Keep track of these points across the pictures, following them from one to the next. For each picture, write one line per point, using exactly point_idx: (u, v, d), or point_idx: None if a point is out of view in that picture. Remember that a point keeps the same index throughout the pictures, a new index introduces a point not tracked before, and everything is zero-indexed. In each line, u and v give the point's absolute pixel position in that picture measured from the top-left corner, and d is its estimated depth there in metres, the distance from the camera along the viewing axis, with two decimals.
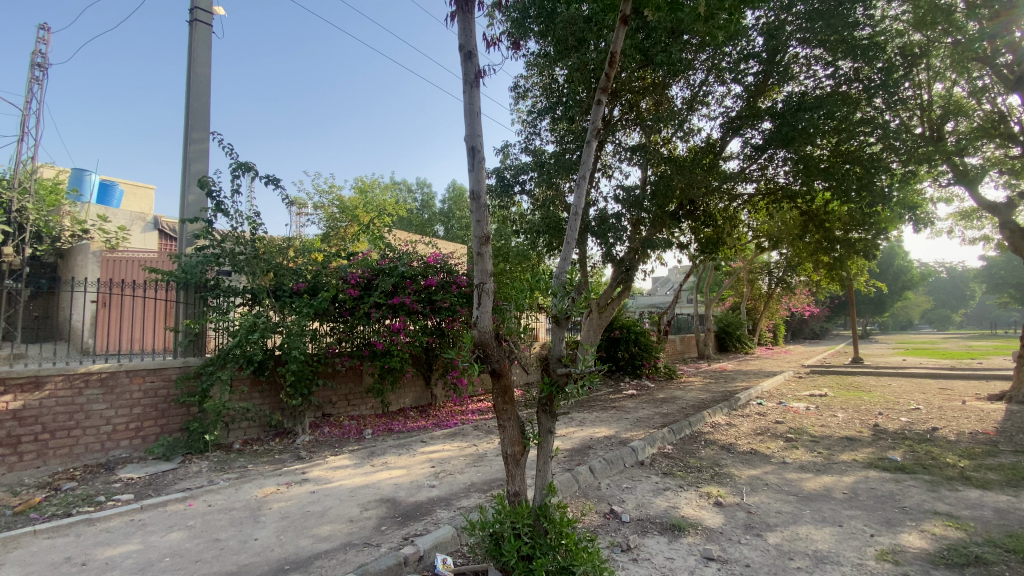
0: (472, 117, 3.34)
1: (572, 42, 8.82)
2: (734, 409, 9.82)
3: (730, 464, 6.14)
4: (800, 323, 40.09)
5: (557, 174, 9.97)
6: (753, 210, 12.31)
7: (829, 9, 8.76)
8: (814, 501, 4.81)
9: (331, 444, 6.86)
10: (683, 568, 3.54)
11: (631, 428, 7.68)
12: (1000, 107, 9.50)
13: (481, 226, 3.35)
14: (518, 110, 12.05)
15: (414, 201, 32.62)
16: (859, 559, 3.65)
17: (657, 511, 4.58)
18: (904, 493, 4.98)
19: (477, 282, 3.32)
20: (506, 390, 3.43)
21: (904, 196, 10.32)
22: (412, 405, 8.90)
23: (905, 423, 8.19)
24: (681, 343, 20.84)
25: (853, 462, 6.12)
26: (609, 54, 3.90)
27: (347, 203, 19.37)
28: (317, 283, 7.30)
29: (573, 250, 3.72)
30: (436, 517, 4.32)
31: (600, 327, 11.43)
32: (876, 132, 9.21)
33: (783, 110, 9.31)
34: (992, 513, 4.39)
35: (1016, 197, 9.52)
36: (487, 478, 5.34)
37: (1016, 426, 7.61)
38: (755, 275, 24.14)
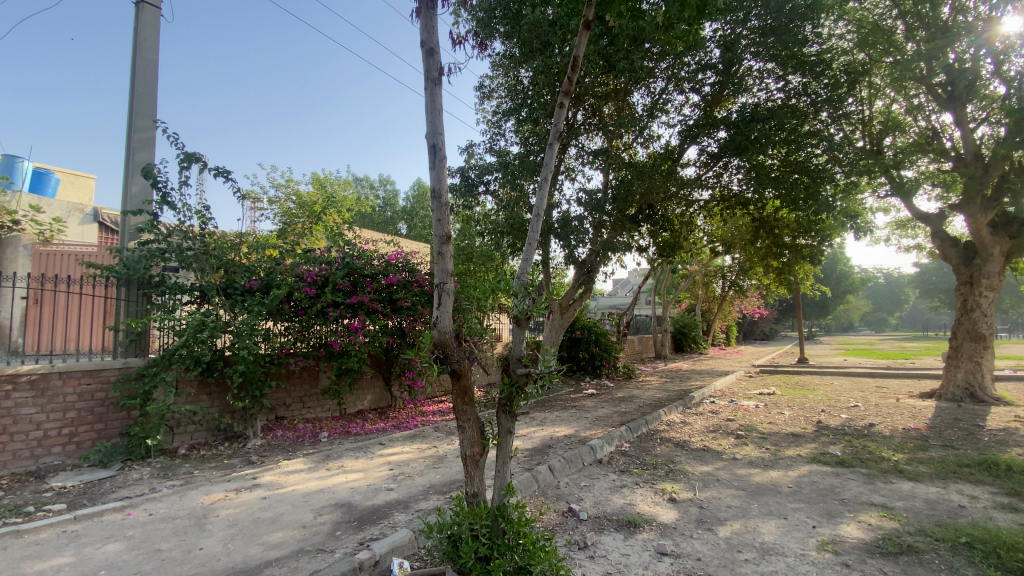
0: (433, 114, 3.28)
1: (537, 45, 8.92)
2: (688, 407, 10.10)
3: (684, 460, 6.31)
4: (751, 325, 41.82)
5: (521, 175, 9.96)
6: (708, 215, 12.71)
7: (781, 25, 9.14)
8: (762, 496, 5.00)
9: (284, 448, 6.60)
10: (637, 564, 3.59)
11: (590, 426, 7.76)
12: (934, 124, 10.22)
13: (441, 226, 3.28)
14: (483, 110, 12.03)
15: (378, 198, 31.87)
16: (801, 550, 3.80)
17: (614, 509, 4.64)
18: (844, 486, 5.24)
19: (438, 281, 3.24)
20: (466, 390, 3.38)
21: (848, 205, 10.88)
22: (370, 407, 8.70)
23: (845, 420, 8.67)
24: (639, 344, 21.32)
25: (797, 457, 6.41)
26: (572, 58, 3.90)
27: (306, 198, 18.78)
28: (270, 281, 6.99)
29: (535, 251, 3.70)
30: (393, 521, 4.22)
31: (561, 327, 11.56)
32: (822, 144, 9.74)
33: (737, 120, 9.66)
34: (922, 504, 4.68)
35: (945, 209, 10.24)
36: (446, 480, 5.26)
37: (944, 423, 8.17)
38: (709, 278, 25.02)
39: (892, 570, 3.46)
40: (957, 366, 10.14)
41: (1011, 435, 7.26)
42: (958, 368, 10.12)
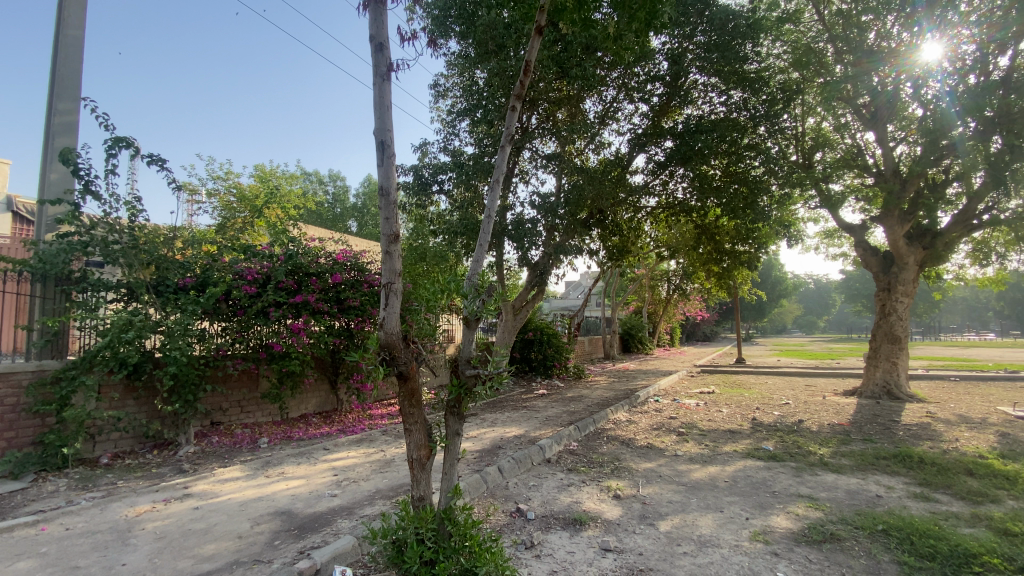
0: (382, 110, 3.19)
1: (492, 47, 8.93)
2: (634, 405, 10.42)
3: (629, 458, 6.48)
4: (693, 326, 43.69)
5: (474, 176, 9.92)
6: (655, 222, 13.14)
7: (724, 42, 9.59)
8: (701, 490, 5.21)
9: (219, 455, 6.23)
10: (582, 561, 3.64)
11: (539, 426, 7.82)
12: (858, 142, 11.05)
13: (389, 225, 3.19)
14: (437, 108, 11.91)
15: (326, 194, 30.75)
16: (736, 541, 3.99)
17: (561, 507, 4.69)
18: (775, 480, 5.55)
19: (385, 281, 3.16)
20: (414, 393, 3.32)
21: (781, 215, 11.57)
22: (314, 411, 8.37)
23: (777, 416, 9.19)
24: (589, 344, 21.74)
25: (734, 452, 6.73)
26: (524, 63, 3.91)
27: (247, 192, 17.84)
28: (206, 278, 6.60)
29: (486, 253, 3.68)
30: (336, 528, 4.06)
31: (514, 328, 11.63)
32: (760, 156, 10.31)
33: (682, 131, 10.08)
34: (844, 494, 5.03)
35: (867, 221, 11.08)
36: (393, 484, 5.13)
37: (864, 419, 8.83)
38: (655, 282, 25.90)
39: (817, 557, 3.69)
40: (876, 366, 10.97)
41: (921, 429, 7.93)
42: (877, 368, 10.95)
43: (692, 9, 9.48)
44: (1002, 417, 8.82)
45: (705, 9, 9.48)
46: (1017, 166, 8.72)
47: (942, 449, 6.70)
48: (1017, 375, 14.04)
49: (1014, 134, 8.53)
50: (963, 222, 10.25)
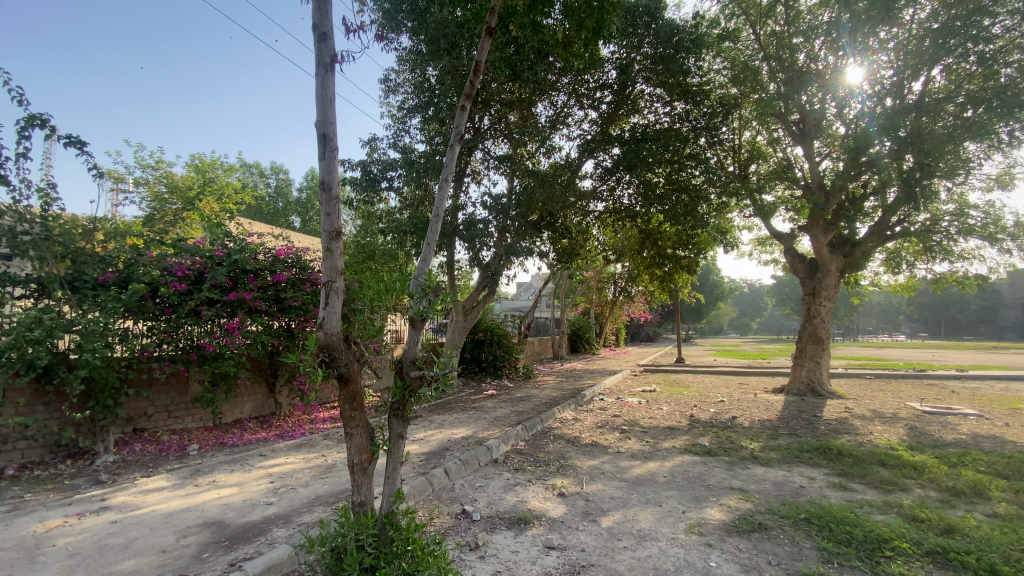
0: (324, 102, 3.08)
1: (444, 45, 8.87)
2: (580, 404, 10.64)
3: (574, 456, 6.60)
4: (638, 326, 45.20)
5: (425, 175, 9.74)
6: (602, 226, 13.47)
7: (669, 55, 9.98)
8: (641, 486, 5.40)
9: (143, 463, 5.79)
10: (526, 560, 3.67)
11: (487, 427, 7.81)
12: (788, 156, 11.82)
13: (331, 220, 3.09)
14: (387, 104, 11.67)
15: (267, 187, 29.32)
16: (673, 533, 4.15)
17: (506, 507, 4.70)
18: (710, 474, 5.82)
19: (325, 279, 3.04)
20: (355, 396, 3.22)
21: (719, 223, 12.18)
22: (251, 415, 7.95)
23: (713, 414, 9.65)
24: (538, 345, 21.97)
25: (672, 448, 7.01)
26: (474, 62, 3.89)
27: (179, 183, 16.72)
28: (130, 274, 6.14)
29: (433, 251, 3.63)
30: (271, 537, 3.88)
31: (464, 329, 11.62)
32: (701, 166, 10.82)
33: (629, 139, 10.39)
34: (771, 486, 5.35)
35: (795, 230, 11.87)
36: (333, 490, 4.95)
37: (791, 415, 9.44)
38: (602, 285, 26.54)
39: (746, 546, 3.90)
40: (802, 365, 11.76)
41: (840, 424, 8.57)
42: (803, 367, 11.74)
43: (640, 21, 9.79)
44: (908, 411, 9.70)
45: (652, 22, 9.81)
46: (924, 183, 9.62)
47: (857, 441, 7.27)
48: (920, 373, 15.50)
49: (922, 154, 9.40)
50: (879, 233, 11.19)
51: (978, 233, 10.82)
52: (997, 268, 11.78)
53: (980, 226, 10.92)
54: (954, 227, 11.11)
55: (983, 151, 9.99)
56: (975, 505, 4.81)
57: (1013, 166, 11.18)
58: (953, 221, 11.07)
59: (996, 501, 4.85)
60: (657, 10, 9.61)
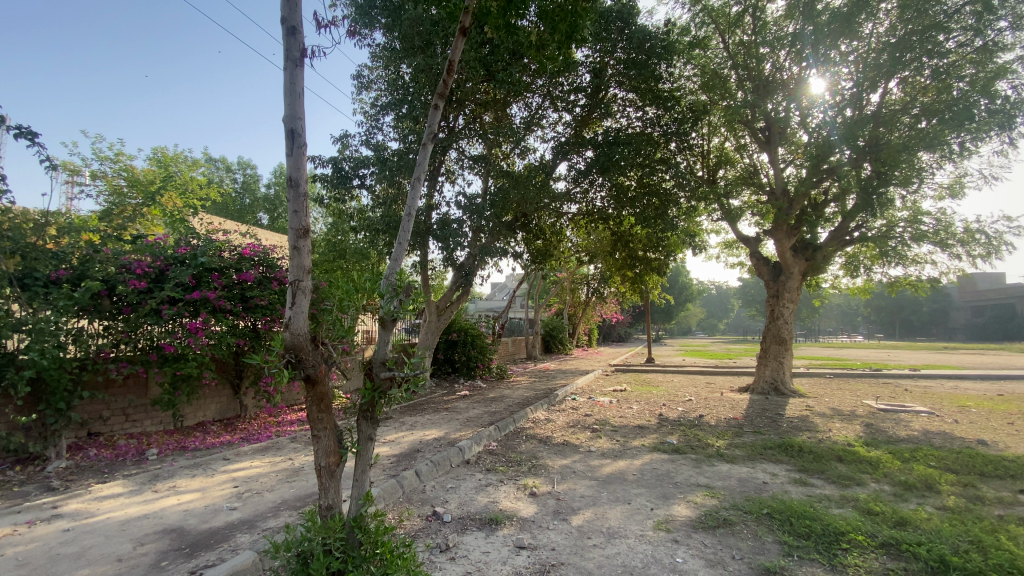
0: (292, 97, 3.01)
1: (418, 43, 8.81)
2: (552, 404, 10.70)
3: (546, 455, 6.64)
4: (610, 327, 45.79)
5: (398, 173, 9.63)
6: (575, 228, 13.59)
7: (641, 61, 10.15)
8: (611, 484, 5.47)
9: (98, 469, 5.54)
10: (496, 561, 3.67)
11: (459, 428, 7.78)
12: (754, 162, 12.19)
13: (298, 218, 3.02)
14: (359, 100, 11.49)
15: (234, 182, 28.47)
16: (641, 531, 4.22)
17: (477, 508, 4.70)
18: (678, 471, 5.94)
19: (292, 278, 2.98)
20: (323, 397, 3.16)
21: (689, 226, 12.47)
22: (214, 418, 7.69)
23: (682, 412, 9.86)
24: (512, 345, 22.00)
25: (642, 447, 7.13)
26: (448, 62, 3.87)
27: (140, 176, 16.07)
28: (85, 271, 5.87)
29: (405, 251, 3.59)
30: (234, 543, 3.77)
31: (437, 329, 11.54)
32: (671, 170, 11.05)
33: (602, 142, 10.53)
34: (736, 482, 5.51)
35: (761, 234, 12.24)
36: (300, 494, 4.85)
37: (756, 413, 9.73)
38: (575, 285, 26.77)
39: (711, 542, 4.00)
40: (766, 365, 12.13)
41: (801, 422, 8.88)
42: (767, 367, 12.11)
43: (613, 26, 9.91)
44: (865, 409, 10.12)
45: (625, 27, 9.94)
46: (881, 191, 10.05)
47: (817, 438, 7.55)
48: (877, 372, 16.20)
49: (879, 163, 9.83)
50: (839, 238, 11.65)
51: (930, 239, 11.38)
52: (946, 272, 12.41)
53: (932, 232, 11.48)
54: (908, 233, 11.66)
55: (935, 162, 10.51)
56: (926, 498, 5.05)
57: (962, 176, 11.80)
58: (907, 227, 11.62)
59: (945, 494, 5.10)
60: (630, 16, 9.75)
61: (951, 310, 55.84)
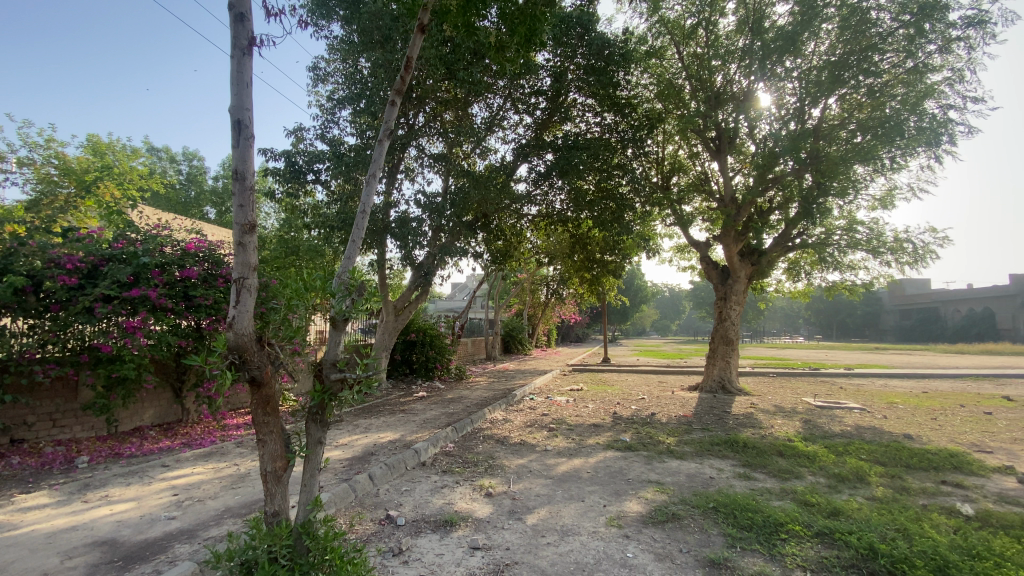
0: (240, 87, 2.89)
1: (378, 37, 8.66)
2: (510, 404, 10.75)
3: (502, 455, 6.65)
4: (569, 327, 46.43)
5: (355, 169, 9.41)
6: (535, 230, 13.70)
7: (600, 67, 10.37)
8: (566, 482, 5.54)
9: (20, 479, 5.12)
10: (451, 562, 3.64)
11: (416, 430, 7.67)
12: (706, 170, 12.68)
13: (244, 213, 2.91)
14: (316, 93, 11.17)
15: (178, 174, 26.97)
16: (594, 527, 4.31)
17: (432, 510, 4.65)
18: (630, 468, 6.10)
19: (236, 275, 2.86)
20: (269, 399, 3.05)
21: (644, 230, 12.81)
22: (152, 423, 7.25)
23: (635, 411, 10.13)
24: (471, 346, 21.91)
25: (597, 445, 7.28)
26: (406, 58, 3.82)
27: (72, 164, 14.97)
28: (7, 265, 5.42)
29: (358, 250, 3.51)
30: (173, 554, 3.57)
31: (394, 329, 11.36)
32: (627, 176, 11.32)
33: (562, 145, 10.67)
34: (684, 478, 5.71)
35: (711, 239, 12.75)
36: (246, 501, 4.65)
37: (704, 411, 10.11)
38: (535, 286, 26.94)
39: (660, 536, 4.13)
40: (714, 364, 12.63)
41: (746, 419, 9.30)
42: (715, 366, 12.61)
43: (573, 31, 10.07)
44: (804, 406, 10.72)
45: (585, 33, 10.12)
46: (821, 201, 10.66)
47: (760, 434, 7.94)
48: (815, 371, 17.19)
49: (819, 174, 10.44)
50: (782, 244, 12.28)
51: (863, 246, 12.18)
52: (877, 278, 13.31)
53: (865, 240, 12.29)
54: (844, 240, 12.43)
55: (869, 174, 11.25)
56: (857, 489, 5.40)
57: (892, 189, 12.71)
58: (843, 235, 12.39)
59: (874, 485, 5.47)
60: (590, 22, 9.91)
61: (882, 313, 59.95)
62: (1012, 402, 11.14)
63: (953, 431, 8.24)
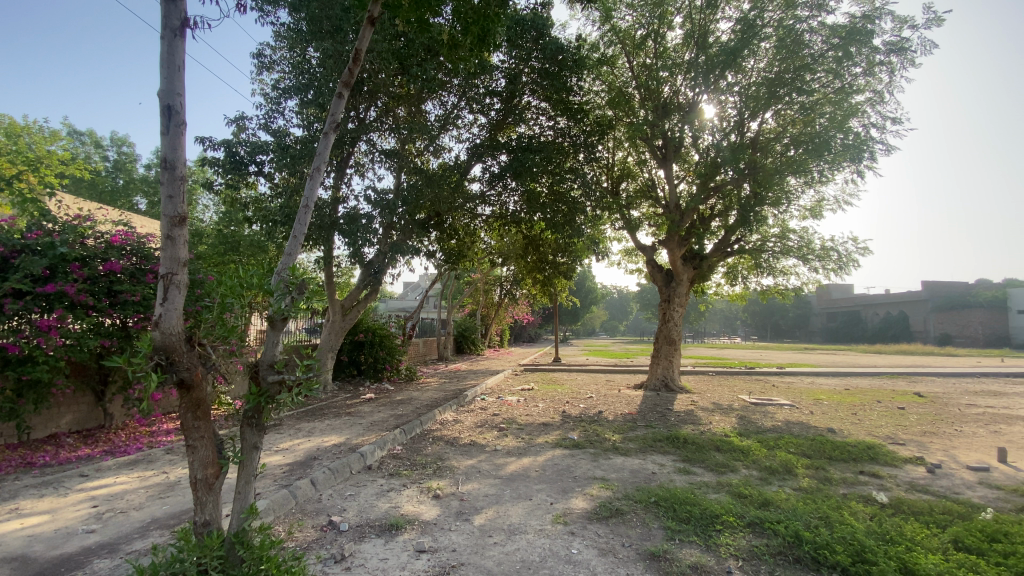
0: (170, 70, 2.72)
1: (327, 27, 8.40)
2: (461, 405, 10.68)
3: (451, 456, 6.60)
4: (521, 327, 46.80)
5: (301, 162, 9.05)
6: (489, 231, 13.69)
7: (554, 72, 10.51)
8: (515, 481, 5.58)
9: None
10: (395, 566, 3.58)
11: (362, 432, 7.48)
12: (653, 176, 13.14)
13: (173, 204, 2.74)
14: (260, 81, 10.68)
15: (104, 161, 24.94)
16: (540, 525, 4.36)
17: (377, 514, 4.55)
18: (577, 466, 6.22)
19: (164, 271, 2.69)
20: (200, 403, 2.89)
21: (594, 233, 13.08)
22: (70, 430, 6.68)
23: (583, 409, 10.34)
24: (423, 346, 21.63)
25: (545, 443, 7.37)
26: (354, 50, 3.72)
27: None
28: None
29: (300, 246, 3.39)
30: (90, 571, 3.30)
31: (342, 330, 11.03)
32: (579, 179, 11.51)
33: (516, 147, 10.72)
34: (628, 474, 5.88)
35: (657, 243, 13.21)
36: (177, 510, 4.36)
37: (649, 409, 10.46)
38: (488, 286, 26.93)
39: (604, 531, 4.23)
40: (658, 363, 13.09)
41: (687, 416, 9.70)
42: (659, 365, 13.06)
43: (528, 34, 10.14)
44: (740, 403, 11.30)
45: (539, 37, 10.21)
46: (757, 210, 11.26)
47: (699, 430, 8.30)
48: (750, 370, 18.19)
49: (756, 184, 11.07)
50: (722, 250, 12.91)
51: (794, 253, 13.01)
52: (806, 283, 14.24)
53: (796, 247, 13.12)
54: (778, 247, 13.23)
55: (801, 186, 12.02)
56: (786, 480, 5.77)
57: (820, 201, 13.65)
58: (777, 242, 13.17)
59: (801, 476, 5.85)
60: (544, 26, 10.01)
61: (812, 316, 64.22)
62: (920, 397, 12.20)
63: (870, 425, 8.94)
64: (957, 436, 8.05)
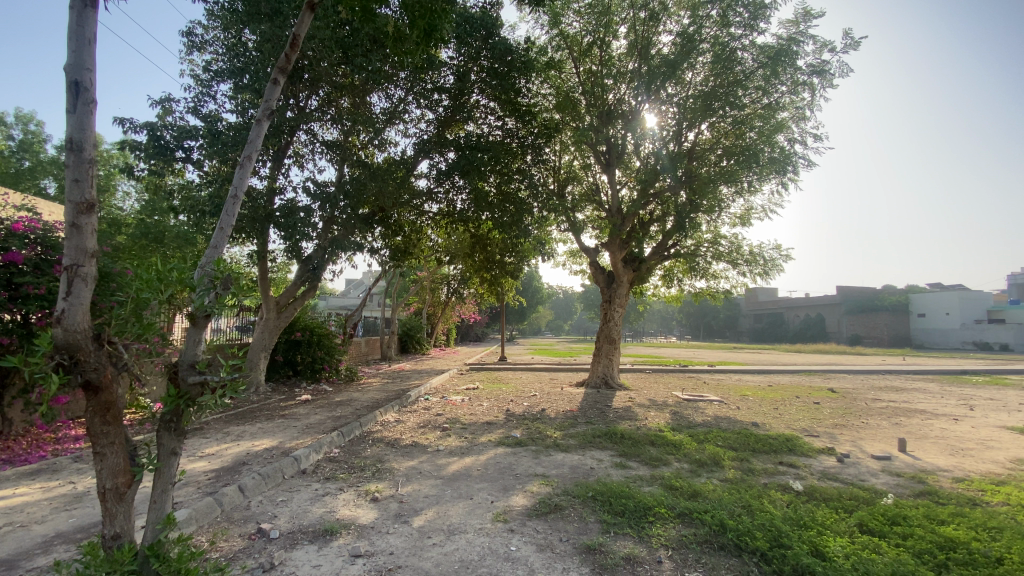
0: (79, 43, 2.51)
1: (265, 10, 7.98)
2: (404, 405, 10.48)
3: (391, 458, 6.47)
4: (467, 327, 46.67)
5: (233, 150, 8.54)
6: (435, 228, 13.50)
7: (502, 72, 10.54)
8: (456, 481, 5.55)
9: None
10: (328, 573, 3.45)
11: (298, 435, 7.17)
12: (598, 180, 13.50)
13: (79, 190, 2.51)
14: (190, 61, 9.98)
15: (7, 139, 22.39)
16: (480, 524, 4.36)
17: (311, 520, 4.37)
18: (518, 464, 6.27)
19: (68, 262, 2.46)
20: (110, 406, 2.67)
21: (541, 234, 13.22)
22: None
23: (526, 408, 10.43)
24: (365, 345, 21.03)
25: (487, 442, 7.38)
26: (292, 36, 3.56)
27: None
28: None
29: (226, 239, 3.19)
30: None
31: (276, 328, 10.51)
32: (525, 180, 11.52)
33: (464, 145, 10.65)
34: (568, 470, 6.01)
35: (600, 245, 13.56)
36: (84, 523, 3.99)
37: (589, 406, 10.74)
38: (434, 286, 26.63)
39: (542, 527, 4.30)
40: (599, 361, 13.45)
41: (625, 412, 10.04)
42: (600, 363, 13.43)
43: (477, 33, 10.10)
44: (674, 400, 11.84)
45: (488, 36, 10.18)
46: (692, 216, 11.76)
47: (636, 426, 8.61)
48: (686, 368, 19.07)
49: (692, 192, 11.62)
50: (660, 253, 13.46)
51: (725, 258, 13.80)
52: (736, 286, 15.12)
53: (727, 252, 13.91)
54: (710, 252, 13.99)
55: (733, 195, 12.76)
56: (714, 472, 6.10)
57: (750, 209, 14.54)
58: (710, 247, 13.91)
59: (727, 468, 6.21)
60: (493, 26, 10.02)
61: (741, 318, 68.29)
62: (833, 393, 13.25)
63: (790, 419, 9.63)
64: (863, 428, 8.83)
